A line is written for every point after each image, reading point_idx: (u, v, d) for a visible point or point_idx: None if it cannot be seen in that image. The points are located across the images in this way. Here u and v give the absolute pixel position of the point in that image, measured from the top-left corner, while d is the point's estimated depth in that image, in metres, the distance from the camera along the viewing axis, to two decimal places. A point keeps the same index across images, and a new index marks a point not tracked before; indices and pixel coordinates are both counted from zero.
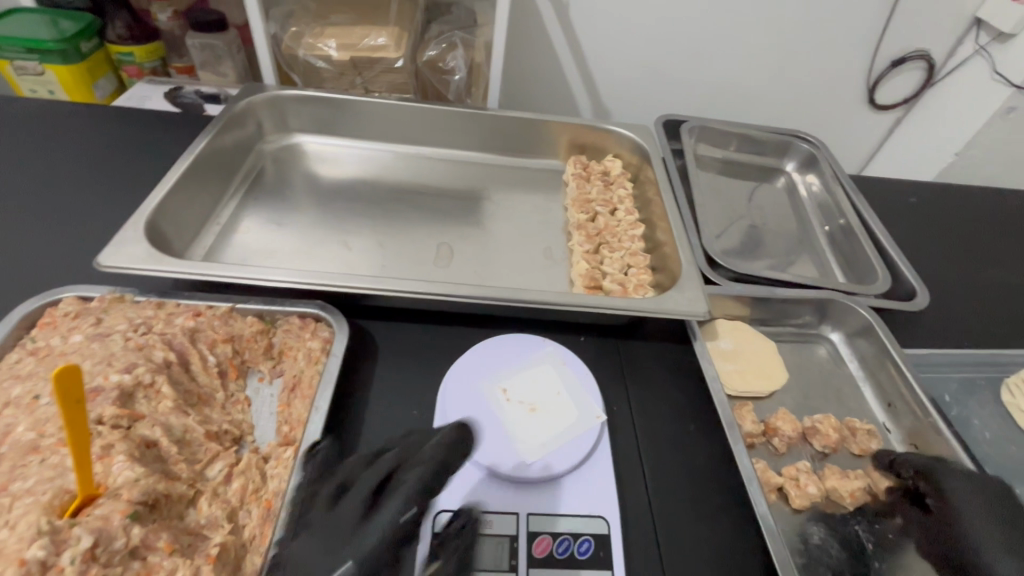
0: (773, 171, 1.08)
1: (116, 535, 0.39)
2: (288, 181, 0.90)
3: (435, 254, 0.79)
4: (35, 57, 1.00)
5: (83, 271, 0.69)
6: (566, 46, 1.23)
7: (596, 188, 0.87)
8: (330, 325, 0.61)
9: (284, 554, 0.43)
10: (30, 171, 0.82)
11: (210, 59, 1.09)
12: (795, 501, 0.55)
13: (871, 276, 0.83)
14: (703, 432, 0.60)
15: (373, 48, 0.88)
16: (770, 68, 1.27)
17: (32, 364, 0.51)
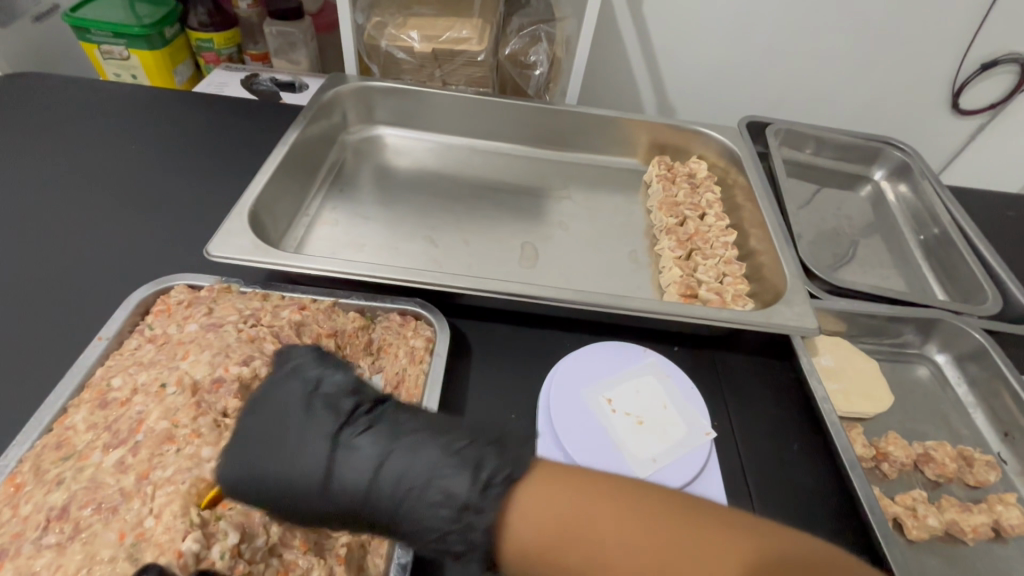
0: (859, 178, 1.03)
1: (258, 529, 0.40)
2: (367, 173, 0.90)
3: (520, 254, 0.78)
4: (122, 42, 1.01)
5: (182, 258, 0.70)
6: (638, 44, 1.18)
7: (683, 191, 0.84)
8: (430, 324, 0.61)
9: (407, 559, 0.43)
10: (123, 156, 0.83)
11: (285, 47, 1.07)
12: (914, 533, 0.52)
13: (977, 294, 0.79)
14: (811, 452, 0.58)
15: (456, 40, 0.85)
16: (853, 70, 1.17)
17: (153, 351, 0.52)
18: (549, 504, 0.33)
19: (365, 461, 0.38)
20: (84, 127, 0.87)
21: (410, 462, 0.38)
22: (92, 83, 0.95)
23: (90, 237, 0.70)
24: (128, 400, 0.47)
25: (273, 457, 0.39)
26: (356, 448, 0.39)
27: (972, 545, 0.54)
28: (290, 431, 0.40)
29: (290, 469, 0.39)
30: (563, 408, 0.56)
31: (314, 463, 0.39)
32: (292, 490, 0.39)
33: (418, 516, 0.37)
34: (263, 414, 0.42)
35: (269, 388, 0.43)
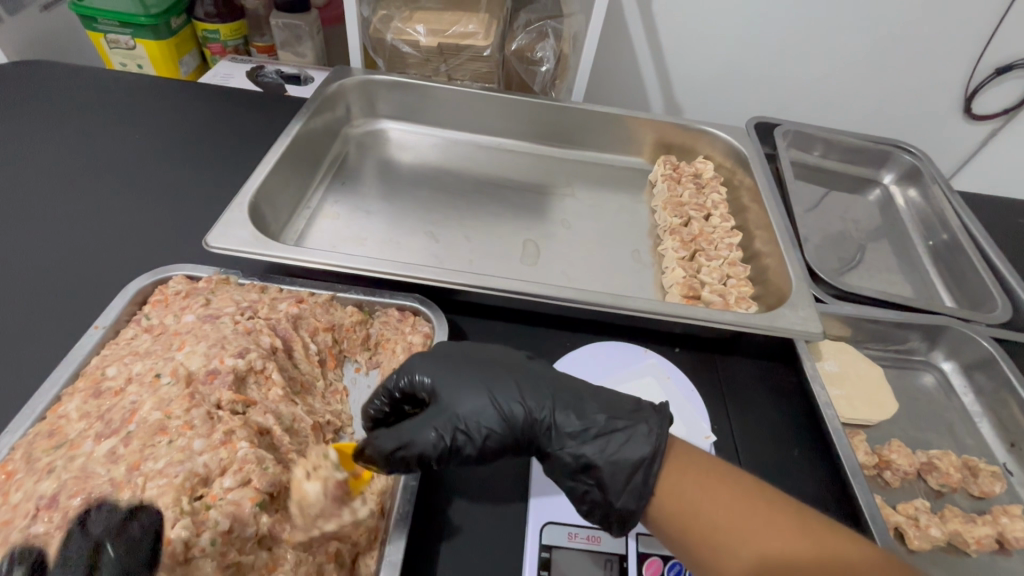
0: (867, 181, 1.02)
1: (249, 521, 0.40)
2: (370, 167, 0.90)
3: (521, 251, 0.78)
4: (128, 32, 1.00)
5: (182, 249, 0.69)
6: (646, 42, 1.16)
7: (688, 191, 0.83)
8: (429, 320, 0.60)
9: (399, 556, 0.43)
10: (126, 146, 0.83)
11: (291, 39, 1.07)
12: (916, 543, 0.51)
13: (986, 302, 0.77)
14: (811, 459, 0.57)
15: (462, 35, 0.83)
16: (864, 72, 1.15)
17: (148, 341, 0.51)
18: (689, 492, 0.42)
19: (535, 405, 0.47)
20: (87, 115, 0.87)
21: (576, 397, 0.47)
22: (97, 72, 0.95)
23: (90, 225, 0.70)
24: (122, 390, 0.46)
25: (468, 384, 0.47)
26: (535, 382, 0.48)
27: (975, 557, 0.53)
28: (483, 373, 0.48)
29: (471, 391, 0.47)
30: None
31: (504, 388, 0.47)
32: (468, 410, 0.46)
33: (579, 451, 0.45)
34: (459, 363, 0.49)
35: (479, 348, 0.51)
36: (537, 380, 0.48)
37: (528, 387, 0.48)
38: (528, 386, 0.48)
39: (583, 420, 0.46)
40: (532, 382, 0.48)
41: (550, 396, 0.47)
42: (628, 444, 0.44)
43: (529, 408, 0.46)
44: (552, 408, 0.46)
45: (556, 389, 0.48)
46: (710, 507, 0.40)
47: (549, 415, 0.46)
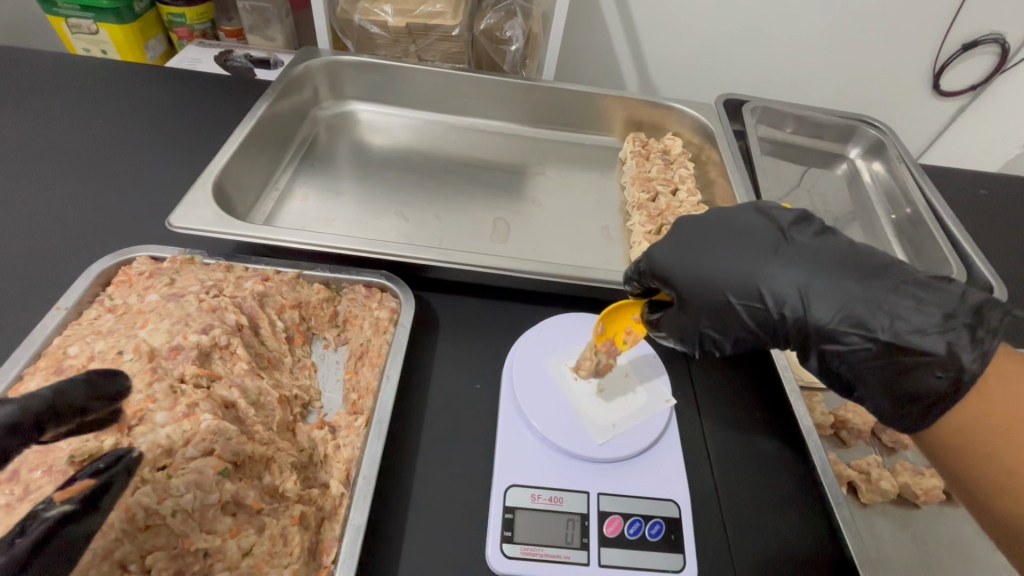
0: (835, 156, 1.04)
1: (118, 379, 0.44)
2: (340, 149, 0.89)
3: (491, 229, 0.78)
4: (89, 16, 0.97)
5: (149, 233, 0.69)
6: (620, 25, 1.15)
7: (656, 167, 0.85)
8: (396, 296, 0.60)
9: (362, 519, 0.44)
10: (89, 131, 0.82)
11: (259, 23, 1.04)
12: (867, 496, 0.54)
13: (943, 270, 0.80)
14: (771, 420, 0.59)
15: (430, 15, 0.83)
16: (836, 50, 1.15)
17: (111, 320, 0.51)
18: (995, 404, 0.37)
19: (810, 268, 0.44)
20: (48, 101, 0.85)
21: (835, 273, 0.43)
22: (56, 57, 0.93)
23: (53, 211, 0.69)
24: (84, 367, 0.47)
25: (710, 259, 0.47)
26: (805, 250, 0.45)
27: (922, 508, 0.55)
28: (742, 240, 0.47)
29: (727, 267, 0.46)
30: (524, 375, 0.56)
31: (752, 261, 0.46)
32: (711, 284, 0.46)
33: (872, 319, 0.41)
34: (713, 237, 0.48)
35: (737, 220, 0.49)
36: (804, 247, 0.46)
37: (799, 254, 0.45)
38: (801, 253, 0.45)
39: (850, 308, 0.42)
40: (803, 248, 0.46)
41: (830, 259, 0.44)
42: (886, 332, 0.40)
43: (799, 280, 0.44)
44: (822, 277, 0.43)
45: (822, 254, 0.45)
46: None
47: (827, 281, 0.43)
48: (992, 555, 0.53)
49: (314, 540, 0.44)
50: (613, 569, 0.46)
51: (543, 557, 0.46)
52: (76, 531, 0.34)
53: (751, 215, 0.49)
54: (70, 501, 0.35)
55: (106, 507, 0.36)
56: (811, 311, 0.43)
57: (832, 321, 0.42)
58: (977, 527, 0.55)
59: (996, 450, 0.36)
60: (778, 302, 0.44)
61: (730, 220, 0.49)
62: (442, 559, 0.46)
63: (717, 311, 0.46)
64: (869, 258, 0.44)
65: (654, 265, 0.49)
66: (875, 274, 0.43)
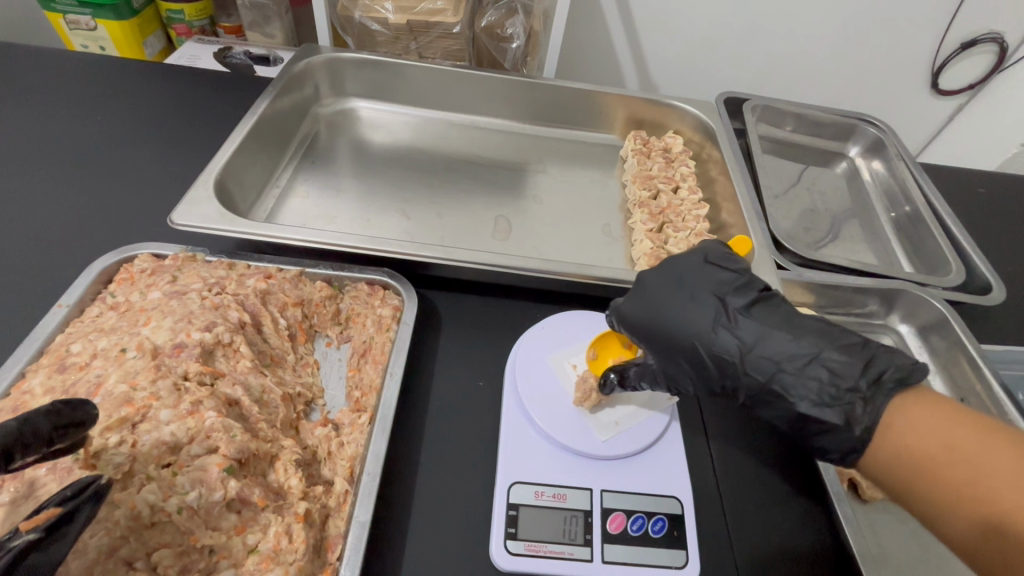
0: (834, 155, 1.04)
1: (87, 408, 0.38)
2: (341, 147, 0.89)
3: (493, 226, 0.79)
4: (88, 12, 0.97)
5: (151, 231, 0.69)
6: (620, 22, 1.15)
7: (657, 164, 0.85)
8: (398, 294, 0.60)
9: (367, 516, 0.44)
10: (89, 128, 0.81)
11: (259, 20, 1.04)
12: (868, 493, 0.54)
13: (943, 267, 0.81)
14: (772, 418, 0.59)
15: (431, 12, 0.82)
16: (836, 48, 1.15)
17: (114, 318, 0.51)
18: (905, 437, 0.38)
19: (748, 332, 0.43)
20: (48, 98, 0.85)
21: (768, 335, 0.43)
22: (55, 53, 0.92)
23: (54, 209, 0.69)
24: (88, 364, 0.47)
25: (653, 315, 0.47)
26: (746, 313, 0.44)
27: None
28: (689, 294, 0.46)
29: (670, 325, 0.46)
30: (527, 372, 0.57)
31: (692, 320, 0.45)
32: (657, 342, 0.47)
33: (797, 387, 0.42)
34: (661, 290, 0.48)
35: (686, 274, 0.48)
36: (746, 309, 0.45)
37: (740, 317, 0.44)
38: (742, 317, 0.44)
39: (773, 377, 0.42)
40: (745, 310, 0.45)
41: (770, 323, 0.44)
42: (808, 402, 0.41)
43: (735, 345, 0.44)
44: (756, 344, 0.43)
45: (763, 317, 0.44)
46: (917, 443, 0.37)
47: (761, 347, 0.43)
48: None
49: (319, 537, 0.44)
50: (616, 565, 0.46)
51: (547, 553, 0.46)
52: (43, 558, 0.32)
53: (702, 265, 0.48)
54: (34, 529, 0.32)
55: (71, 536, 0.34)
56: (739, 376, 0.44)
57: (761, 386, 0.43)
58: None
59: (926, 487, 0.36)
60: (713, 362, 0.45)
61: (679, 272, 0.48)
62: (447, 556, 0.46)
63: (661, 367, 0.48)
64: (808, 323, 0.43)
65: (618, 316, 0.50)
66: (803, 342, 0.42)
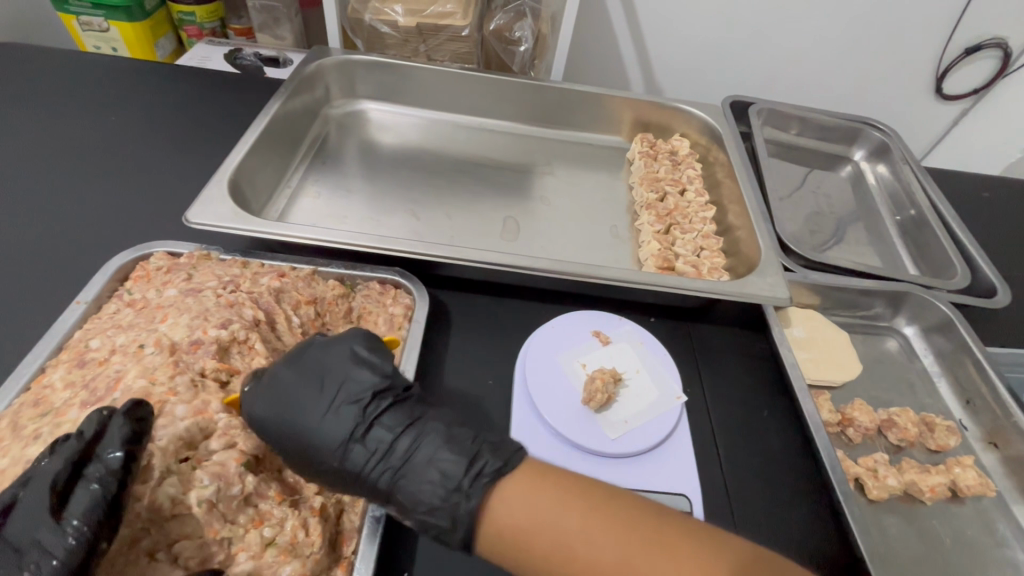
0: (839, 158, 1.05)
1: (148, 409, 0.41)
2: (350, 148, 0.90)
3: (501, 227, 0.79)
4: (100, 13, 0.98)
5: (165, 230, 0.70)
6: (626, 26, 1.15)
7: (664, 167, 0.86)
8: (409, 293, 0.61)
9: (382, 510, 0.44)
10: (102, 128, 0.82)
11: (269, 22, 1.05)
12: (874, 493, 0.55)
13: (948, 271, 0.81)
14: (778, 417, 0.60)
15: (441, 15, 0.83)
16: (841, 52, 1.16)
17: (132, 315, 0.52)
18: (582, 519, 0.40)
19: (375, 439, 0.44)
20: (62, 99, 0.86)
21: (426, 466, 0.42)
22: (68, 54, 0.93)
23: (70, 209, 0.70)
24: (106, 360, 0.47)
25: (286, 427, 0.44)
26: (376, 430, 0.44)
27: (928, 505, 0.57)
28: (342, 396, 0.45)
29: (333, 431, 0.44)
30: (537, 372, 0.58)
31: (323, 423, 0.44)
32: (313, 446, 0.44)
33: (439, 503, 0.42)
34: (296, 395, 0.45)
35: (306, 368, 0.47)
36: (335, 424, 0.44)
37: (360, 444, 0.44)
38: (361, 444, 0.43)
39: (415, 456, 0.43)
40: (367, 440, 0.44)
41: (364, 437, 0.44)
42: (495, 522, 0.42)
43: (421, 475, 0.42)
44: (406, 472, 0.42)
45: (357, 423, 0.44)
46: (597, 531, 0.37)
47: (410, 474, 0.42)
48: (996, 550, 0.55)
49: (333, 531, 0.45)
50: None
51: None
52: None
53: (346, 359, 0.47)
54: None
55: None
56: (377, 452, 0.43)
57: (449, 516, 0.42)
58: (981, 523, 0.57)
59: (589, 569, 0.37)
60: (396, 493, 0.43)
61: (308, 366, 0.47)
62: (460, 550, 0.47)
63: (315, 482, 0.44)
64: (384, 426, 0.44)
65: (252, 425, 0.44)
66: (353, 456, 0.43)
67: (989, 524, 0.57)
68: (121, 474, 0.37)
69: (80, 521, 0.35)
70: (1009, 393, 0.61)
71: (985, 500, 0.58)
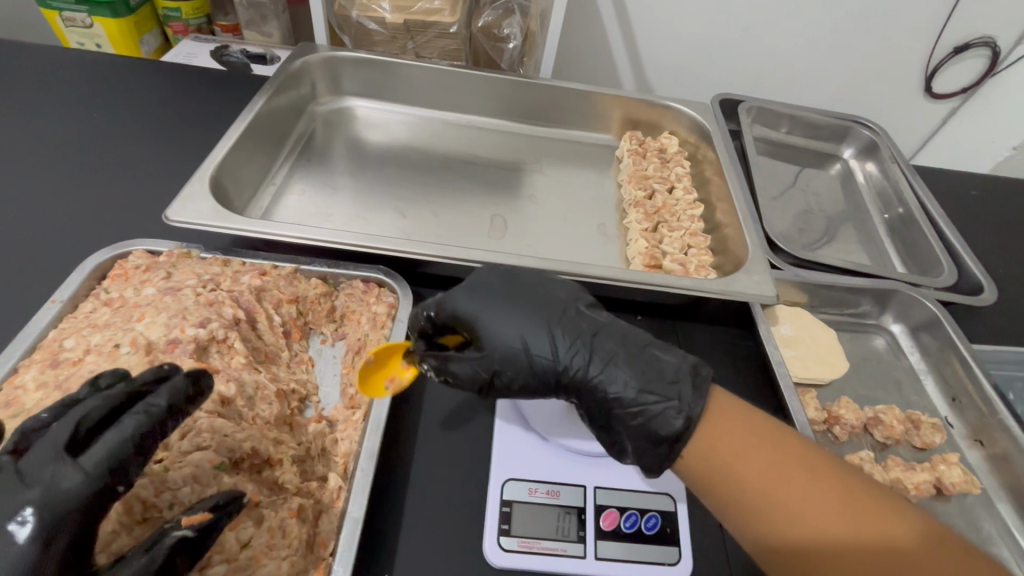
0: (829, 157, 1.05)
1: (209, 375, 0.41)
2: (337, 145, 0.89)
3: (489, 225, 0.79)
4: (83, 9, 0.96)
5: (147, 228, 0.69)
6: (617, 24, 1.15)
7: (652, 165, 0.86)
8: (394, 291, 0.60)
9: (361, 512, 0.44)
10: (84, 125, 0.81)
11: (256, 18, 1.04)
12: None
13: (935, 269, 0.81)
14: (764, 415, 0.59)
15: (428, 11, 0.82)
16: (831, 50, 1.16)
17: (109, 313, 0.51)
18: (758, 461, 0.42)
19: (576, 333, 0.48)
20: (43, 95, 0.85)
21: (619, 361, 0.46)
22: (50, 49, 0.92)
23: (49, 206, 0.69)
24: (81, 360, 0.47)
25: (483, 311, 0.49)
26: (584, 326, 0.48)
27: (913, 502, 0.57)
28: (549, 296, 0.50)
29: (520, 319, 0.48)
30: None
31: (520, 316, 0.48)
32: (505, 340, 0.48)
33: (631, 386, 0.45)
34: (495, 287, 0.51)
35: (522, 279, 0.52)
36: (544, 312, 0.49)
37: (569, 326, 0.48)
38: (565, 329, 0.48)
39: (615, 360, 0.46)
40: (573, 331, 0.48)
41: (563, 329, 0.48)
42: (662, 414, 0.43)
43: (619, 367, 0.46)
44: (606, 363, 0.46)
45: (565, 315, 0.49)
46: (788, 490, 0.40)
47: (619, 356, 0.46)
48: (980, 548, 0.55)
49: (312, 532, 0.44)
50: (609, 562, 0.46)
51: (539, 550, 0.46)
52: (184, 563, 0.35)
53: (550, 280, 0.53)
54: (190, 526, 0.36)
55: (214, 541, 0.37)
56: (580, 352, 0.47)
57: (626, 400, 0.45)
58: (965, 521, 0.57)
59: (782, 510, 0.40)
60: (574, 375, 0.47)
61: (522, 277, 0.53)
62: (441, 552, 0.46)
63: (492, 363, 0.48)
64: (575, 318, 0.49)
65: (449, 309, 0.50)
66: (536, 336, 0.48)
67: (973, 522, 0.57)
68: (163, 415, 0.37)
69: (106, 459, 0.34)
70: (994, 390, 0.62)
71: (970, 498, 0.58)
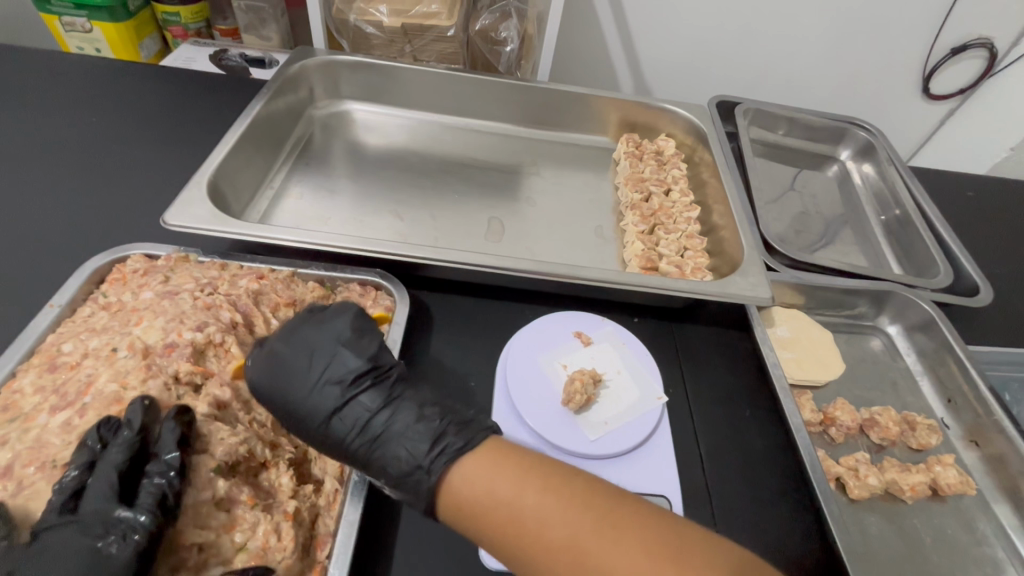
0: (826, 158, 1.05)
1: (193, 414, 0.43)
2: (335, 149, 0.89)
3: (486, 228, 0.79)
4: (83, 14, 0.97)
5: (145, 231, 0.69)
6: (614, 27, 1.15)
7: (649, 167, 0.86)
8: (390, 295, 0.61)
9: (356, 515, 0.44)
10: (83, 129, 0.82)
11: (255, 22, 1.04)
12: (854, 492, 0.55)
13: (932, 270, 0.81)
14: (761, 417, 0.59)
15: (425, 15, 0.82)
16: (828, 52, 1.16)
17: (106, 317, 0.51)
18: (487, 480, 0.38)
19: (365, 403, 0.45)
20: (42, 99, 0.85)
21: (396, 437, 0.43)
22: (50, 54, 0.92)
23: (48, 211, 0.69)
24: (79, 364, 0.47)
25: (277, 390, 0.46)
26: (361, 402, 0.45)
27: (909, 503, 0.57)
28: (327, 362, 0.47)
29: (304, 395, 0.46)
30: (518, 374, 0.58)
31: (314, 395, 0.46)
32: (302, 415, 0.45)
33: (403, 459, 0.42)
34: (287, 361, 0.47)
35: (314, 339, 0.49)
36: (325, 383, 0.46)
37: (353, 403, 0.45)
38: (353, 405, 0.45)
39: (391, 434, 0.44)
40: (358, 408, 0.45)
41: (343, 401, 0.45)
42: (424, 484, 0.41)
43: (393, 440, 0.43)
44: (387, 439, 0.43)
45: (338, 385, 0.46)
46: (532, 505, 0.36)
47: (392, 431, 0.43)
48: (976, 549, 0.55)
49: (308, 535, 0.45)
50: None
51: None
52: None
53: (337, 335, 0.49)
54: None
55: None
56: (359, 423, 0.45)
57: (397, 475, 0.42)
58: (962, 522, 0.57)
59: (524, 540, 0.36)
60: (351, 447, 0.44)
61: (310, 336, 0.49)
62: (437, 554, 0.46)
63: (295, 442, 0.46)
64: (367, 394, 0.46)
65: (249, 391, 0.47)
66: (317, 410, 0.45)
67: (969, 524, 0.57)
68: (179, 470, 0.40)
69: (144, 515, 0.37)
70: (989, 391, 0.62)
71: (966, 500, 0.58)
